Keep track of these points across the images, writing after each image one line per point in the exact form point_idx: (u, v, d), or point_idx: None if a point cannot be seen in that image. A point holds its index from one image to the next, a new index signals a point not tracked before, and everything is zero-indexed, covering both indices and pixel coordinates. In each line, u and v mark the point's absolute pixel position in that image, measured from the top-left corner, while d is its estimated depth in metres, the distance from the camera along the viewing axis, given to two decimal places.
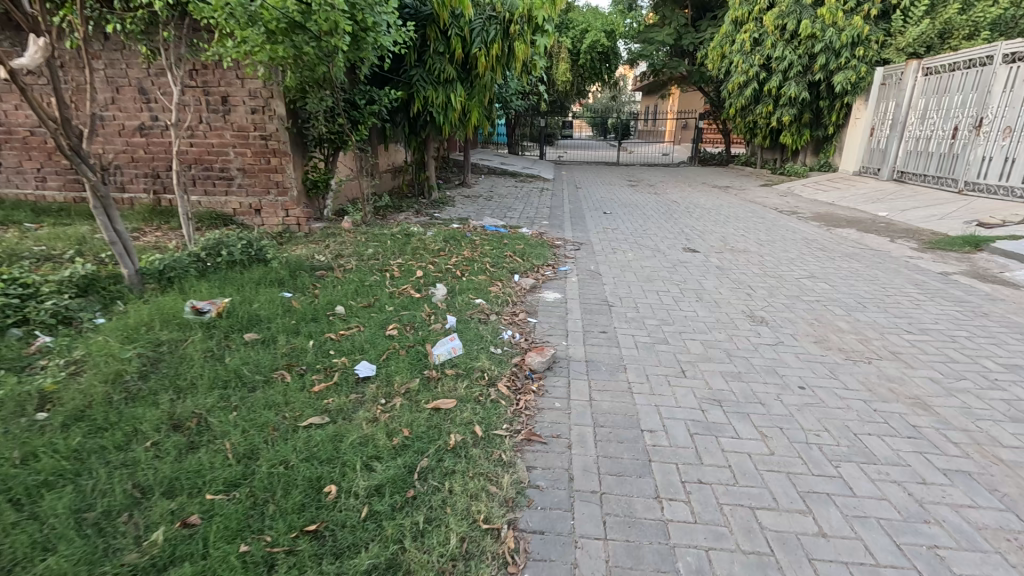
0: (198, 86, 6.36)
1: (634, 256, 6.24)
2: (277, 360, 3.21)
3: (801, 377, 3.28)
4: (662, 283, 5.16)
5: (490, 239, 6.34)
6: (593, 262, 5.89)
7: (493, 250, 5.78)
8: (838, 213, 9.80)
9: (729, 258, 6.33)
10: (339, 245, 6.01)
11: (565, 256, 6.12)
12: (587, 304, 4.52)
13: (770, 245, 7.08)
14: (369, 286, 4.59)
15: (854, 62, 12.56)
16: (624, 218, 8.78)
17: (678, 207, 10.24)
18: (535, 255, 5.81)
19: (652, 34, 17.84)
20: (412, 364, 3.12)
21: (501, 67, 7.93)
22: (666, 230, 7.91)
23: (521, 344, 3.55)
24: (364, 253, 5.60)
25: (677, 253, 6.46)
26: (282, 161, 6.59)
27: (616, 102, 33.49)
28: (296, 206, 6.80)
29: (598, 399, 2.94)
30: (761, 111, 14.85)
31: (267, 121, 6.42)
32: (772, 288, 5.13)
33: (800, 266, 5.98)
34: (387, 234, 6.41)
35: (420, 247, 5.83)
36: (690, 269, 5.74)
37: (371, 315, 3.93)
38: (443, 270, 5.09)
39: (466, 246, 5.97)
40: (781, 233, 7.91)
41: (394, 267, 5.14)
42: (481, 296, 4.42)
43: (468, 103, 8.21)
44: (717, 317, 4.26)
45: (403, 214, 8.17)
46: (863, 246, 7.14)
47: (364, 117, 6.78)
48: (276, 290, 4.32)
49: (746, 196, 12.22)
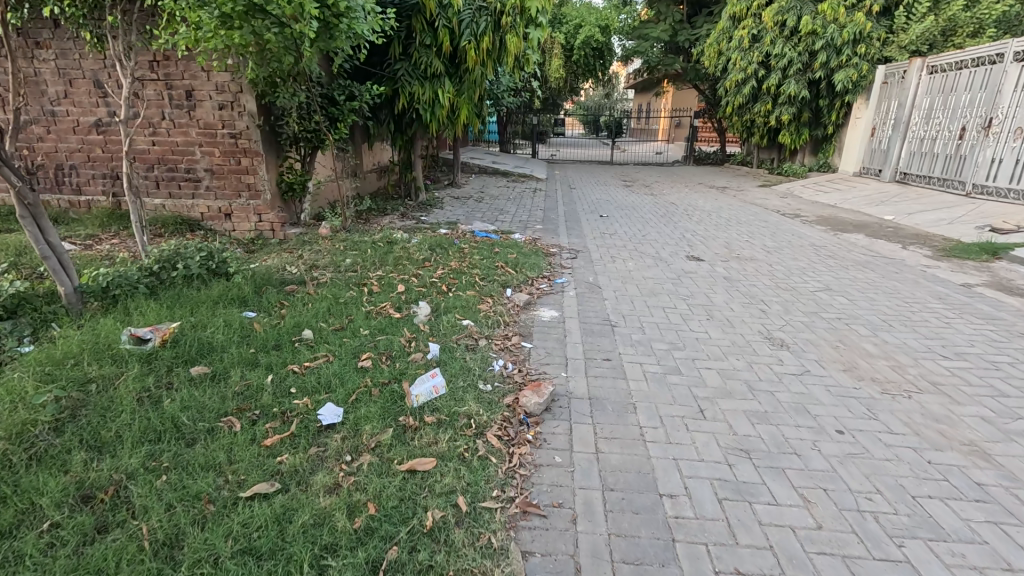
0: (159, 79, 5.81)
1: (635, 265, 5.79)
2: (226, 401, 2.72)
3: (837, 418, 2.84)
4: (668, 298, 4.71)
5: (480, 247, 5.86)
6: (591, 273, 5.43)
7: (483, 261, 5.30)
8: (842, 216, 9.44)
9: (736, 268, 5.91)
10: (314, 254, 5.51)
11: (561, 266, 5.66)
12: (588, 324, 4.06)
13: (778, 252, 6.67)
14: (344, 304, 4.10)
15: (856, 60, 12.22)
16: (622, 222, 8.34)
17: (677, 209, 9.82)
18: (529, 265, 5.33)
19: (647, 30, 17.41)
20: (385, 408, 2.64)
21: (493, 61, 7.44)
22: (666, 235, 7.47)
23: (514, 378, 3.08)
24: (341, 264, 5.10)
25: (680, 262, 6.03)
26: (254, 161, 6.06)
27: (608, 99, 33.03)
28: (270, 210, 6.28)
29: (606, 451, 2.48)
30: (758, 110, 14.46)
31: (236, 117, 5.88)
32: (787, 304, 4.70)
33: (813, 277, 5.57)
34: (368, 241, 5.91)
35: (404, 257, 5.34)
36: (696, 281, 5.29)
37: (343, 341, 3.45)
38: (427, 284, 4.60)
39: (454, 255, 5.49)
40: (787, 239, 7.51)
41: (373, 281, 4.64)
42: (469, 316, 3.94)
43: (457, 99, 7.71)
44: (732, 341, 3.82)
45: (388, 218, 7.65)
46: (875, 253, 6.76)
47: (344, 114, 6.26)
48: (237, 311, 3.82)
49: (746, 198, 11.84)
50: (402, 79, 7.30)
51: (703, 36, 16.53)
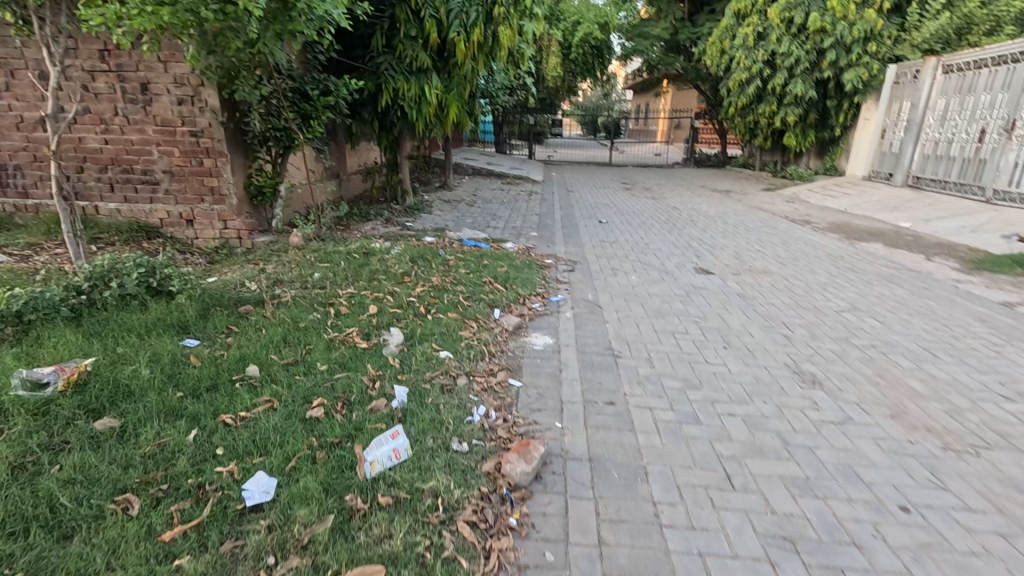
0: (111, 70, 5.21)
1: (639, 279, 5.23)
2: (129, 470, 2.14)
3: (897, 488, 2.29)
4: (678, 320, 4.15)
5: (467, 258, 5.28)
6: (591, 290, 4.86)
7: (469, 276, 4.72)
8: (855, 222, 8.90)
9: (751, 283, 5.35)
10: (280, 266, 4.93)
11: (557, 280, 5.08)
12: (587, 355, 3.49)
13: (794, 264, 6.12)
14: (304, 331, 3.52)
15: (866, 59, 11.69)
16: (624, 229, 7.78)
17: (680, 215, 9.27)
18: (521, 281, 4.76)
19: (647, 28, 16.88)
20: (329, 483, 2.07)
21: (484, 55, 6.89)
22: (671, 244, 6.90)
23: (497, 433, 2.51)
24: (308, 280, 4.52)
25: (688, 275, 5.46)
26: (218, 162, 5.47)
27: (607, 99, 32.48)
28: (237, 216, 5.69)
29: (612, 544, 1.92)
30: (763, 110, 13.90)
31: (197, 113, 5.29)
32: (812, 328, 4.14)
33: (836, 295, 5.02)
34: (342, 251, 5.33)
35: (380, 271, 4.76)
36: (708, 299, 4.73)
37: (293, 381, 2.86)
38: (402, 304, 4.02)
39: (437, 268, 4.92)
40: (800, 248, 6.96)
41: (341, 301, 4.06)
42: (448, 346, 3.37)
43: (445, 96, 7.13)
44: (755, 376, 3.27)
45: (370, 224, 7.08)
46: (897, 266, 6.21)
47: (319, 111, 5.65)
48: (174, 341, 3.24)
49: (752, 202, 11.30)
50: (386, 74, 6.71)
51: (706, 35, 16.01)
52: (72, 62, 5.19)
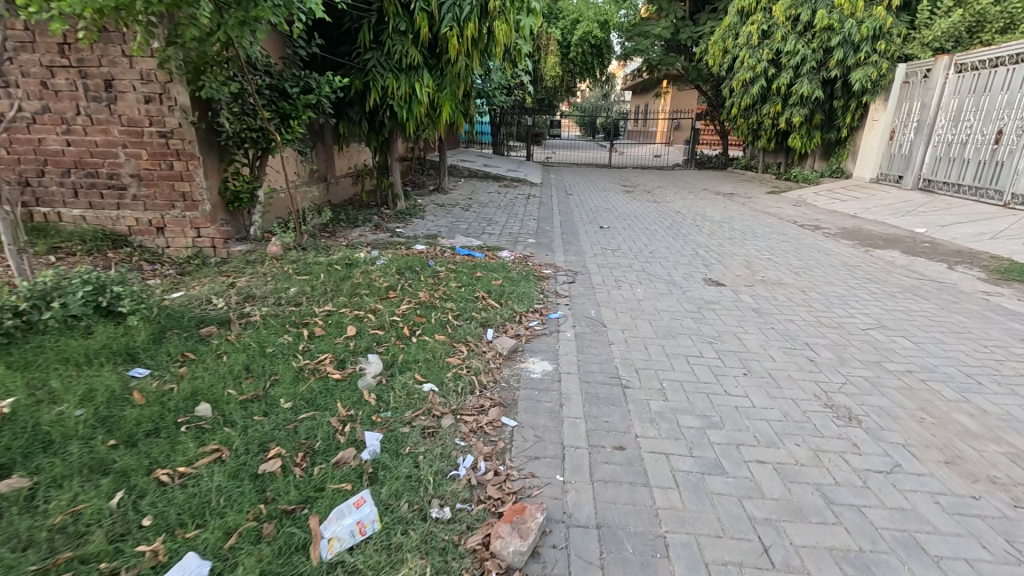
0: (71, 65, 4.80)
1: (645, 293, 4.82)
2: (26, 552, 1.72)
3: (970, 564, 1.89)
4: (690, 342, 3.74)
5: (459, 270, 4.88)
6: (592, 305, 4.45)
7: (460, 290, 4.31)
8: (867, 228, 8.52)
9: (765, 296, 4.96)
10: (254, 280, 4.52)
11: (555, 294, 4.68)
12: (591, 386, 3.08)
13: (809, 275, 5.72)
14: (271, 358, 3.12)
15: (875, 58, 11.32)
16: (626, 236, 7.38)
17: (684, 220, 8.88)
18: (518, 295, 4.34)
19: (648, 27, 16.50)
20: (274, 570, 1.67)
21: (478, 51, 6.51)
22: (677, 252, 6.50)
23: (486, 493, 2.11)
24: (283, 296, 4.11)
25: (698, 288, 5.06)
26: (189, 165, 5.05)
27: (606, 100, 32.14)
28: (210, 223, 5.27)
29: None
30: (767, 111, 13.53)
31: (166, 112, 4.88)
32: (838, 349, 3.75)
33: (859, 310, 4.61)
34: (324, 261, 4.93)
35: (362, 284, 4.36)
36: (721, 315, 4.33)
37: (250, 425, 2.46)
38: (384, 324, 3.61)
39: (426, 281, 4.52)
40: (813, 256, 6.58)
41: (316, 321, 3.66)
42: (432, 376, 2.96)
43: (438, 95, 6.72)
44: (781, 412, 2.87)
45: (357, 231, 6.67)
46: (919, 276, 5.82)
47: (299, 111, 5.22)
48: (118, 372, 2.83)
49: (757, 206, 10.92)
50: (374, 71, 6.31)
51: (707, 33, 15.65)
52: (30, 57, 4.79)
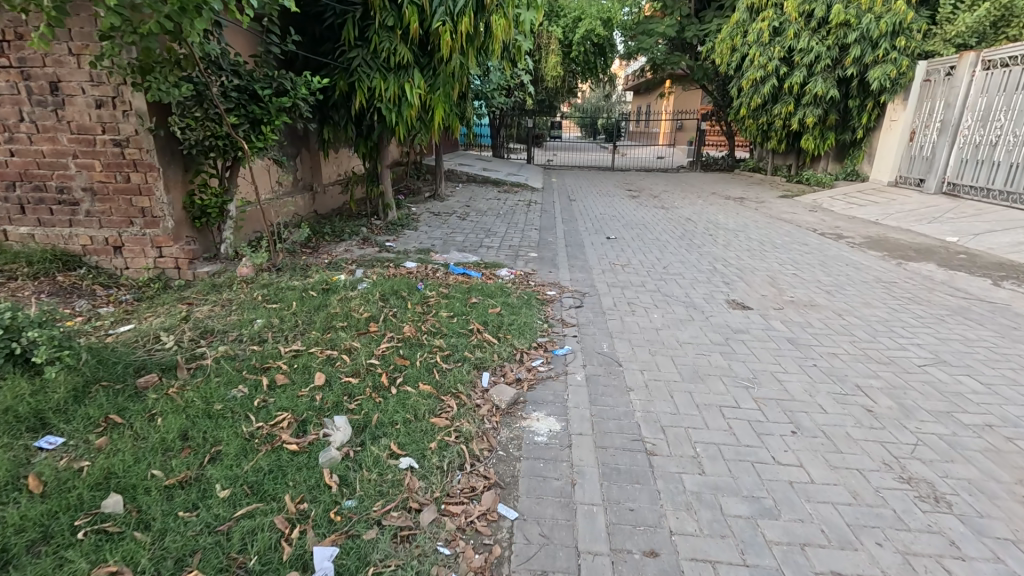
0: (12, 66, 4.24)
1: (663, 321, 4.24)
2: None
3: None
4: (724, 388, 3.16)
5: (451, 294, 4.32)
6: (604, 337, 3.87)
7: (451, 321, 3.74)
8: (893, 236, 7.94)
9: (798, 322, 4.38)
10: (216, 309, 3.95)
11: (561, 322, 4.10)
12: (610, 456, 2.49)
13: (843, 295, 5.14)
14: (217, 421, 2.54)
15: (894, 55, 10.72)
16: (636, 248, 6.82)
17: (696, 228, 8.32)
18: (519, 327, 3.76)
19: (651, 25, 15.99)
20: None
21: (473, 48, 5.97)
22: (693, 268, 5.93)
23: None
24: (245, 331, 3.54)
25: (722, 313, 4.49)
26: (148, 177, 4.48)
27: (607, 101, 31.61)
28: (173, 241, 4.69)
29: None
30: (779, 111, 12.95)
31: (120, 118, 4.31)
32: (898, 395, 3.16)
33: (910, 340, 4.02)
34: (299, 285, 4.37)
35: (338, 316, 3.78)
36: (752, 349, 3.76)
37: (169, 529, 1.88)
38: (359, 370, 3.04)
39: (414, 309, 3.96)
40: (842, 271, 6.00)
41: (279, 366, 3.08)
42: (412, 447, 2.38)
43: (430, 96, 6.14)
44: (849, 491, 2.29)
45: (342, 246, 6.11)
46: (964, 294, 5.24)
47: (272, 115, 4.62)
48: (17, 447, 2.26)
49: (770, 212, 10.34)
50: (360, 71, 5.74)
51: (713, 31, 15.17)
52: None
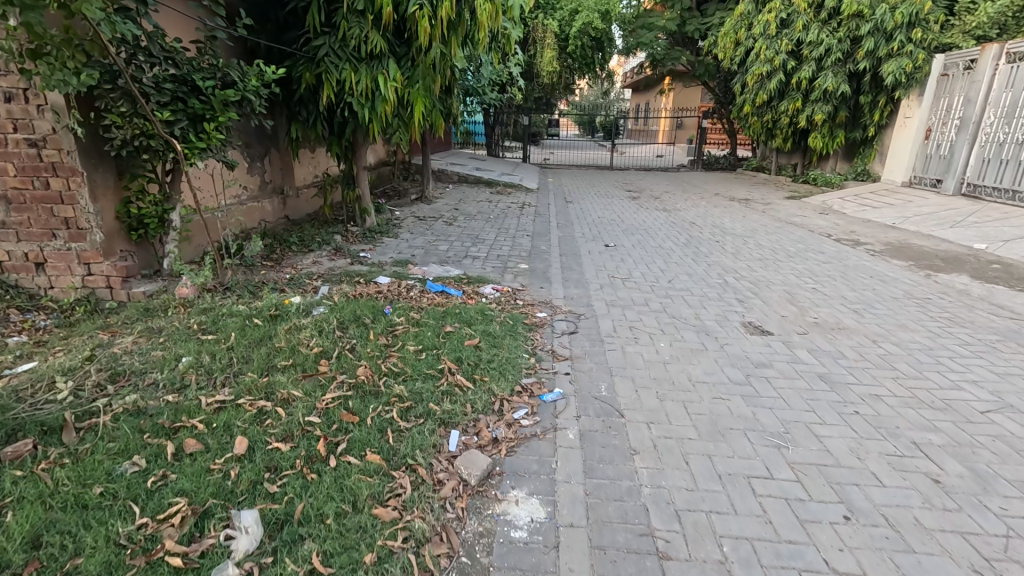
0: None
1: (671, 352, 3.61)
2: None
3: None
4: (750, 449, 2.54)
5: (424, 320, 3.69)
6: (602, 376, 3.24)
7: (419, 359, 3.11)
8: (915, 243, 7.34)
9: (829, 351, 3.76)
10: (139, 342, 3.32)
11: (552, 355, 3.47)
12: (612, 566, 1.86)
13: (873, 315, 4.52)
14: (86, 517, 1.91)
15: (910, 48, 10.07)
16: (637, 258, 6.20)
17: (702, 234, 7.69)
18: (500, 366, 3.12)
19: (651, 19, 15.50)
20: None
21: (456, 38, 5.35)
22: (702, 282, 5.31)
23: None
24: (163, 374, 2.90)
25: (739, 341, 3.86)
26: (70, 183, 3.81)
27: (605, 99, 30.87)
28: (104, 257, 4.03)
29: None
30: (786, 108, 12.34)
31: (34, 114, 3.65)
32: (966, 459, 2.54)
33: (963, 376, 3.40)
34: (246, 309, 3.73)
35: (281, 352, 3.15)
36: (779, 391, 3.14)
37: None
38: (292, 434, 2.40)
39: (376, 341, 3.34)
40: (868, 285, 5.39)
41: (194, 424, 2.45)
42: (341, 560, 1.77)
43: (408, 91, 5.51)
44: None
45: (309, 259, 5.49)
46: (1010, 313, 4.62)
47: (216, 110, 3.98)
48: None
49: (779, 215, 9.74)
50: (327, 62, 5.10)
51: (716, 26, 14.59)
52: None
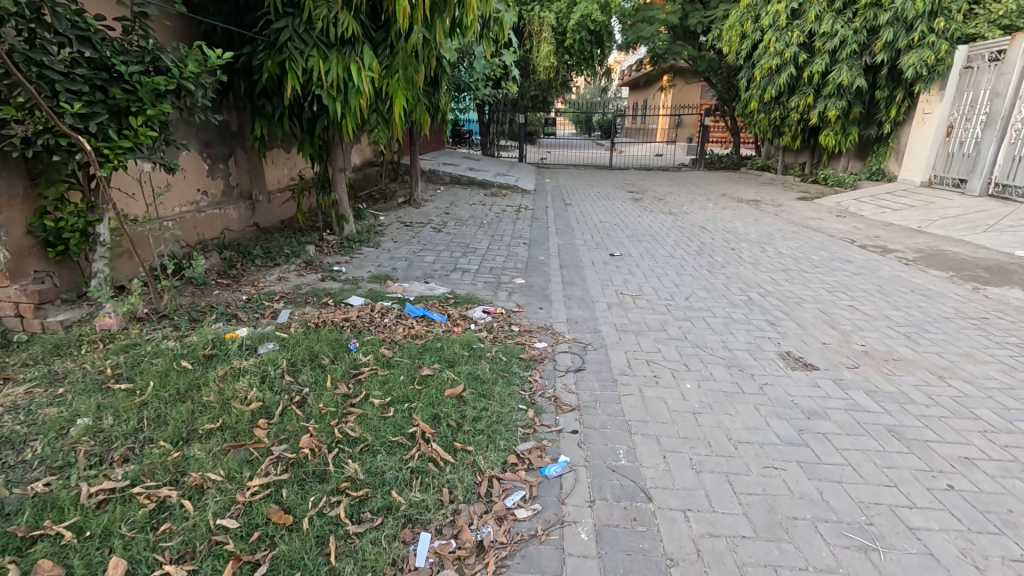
0: None
1: (700, 399, 2.93)
2: None
3: None
4: (827, 555, 1.87)
5: (396, 358, 2.99)
6: (619, 436, 2.55)
7: (384, 419, 2.42)
8: (949, 249, 6.71)
9: (892, 393, 3.08)
10: (31, 393, 2.61)
11: (556, 404, 2.79)
12: None
13: (929, 342, 3.85)
14: None
15: (932, 38, 9.41)
16: (646, 269, 5.54)
17: (714, 241, 7.04)
18: (489, 427, 2.43)
19: (652, 11, 14.67)
20: None
21: (442, 21, 4.65)
22: (724, 299, 4.63)
23: None
24: (44, 446, 2.20)
25: (782, 380, 3.18)
26: None
27: (603, 98, 30.22)
28: (10, 281, 3.32)
29: None
30: (796, 104, 11.73)
31: None
32: None
33: None
34: (177, 345, 3.02)
35: (207, 410, 2.45)
36: (845, 455, 2.46)
37: None
38: (192, 552, 1.70)
39: (332, 392, 2.64)
40: (912, 302, 4.73)
41: (60, 531, 1.76)
42: None
43: (387, 82, 4.81)
44: None
45: (274, 274, 4.79)
46: None
47: (144, 101, 3.27)
48: None
49: (793, 218, 9.11)
50: (290, 48, 4.40)
51: (720, 18, 13.97)
52: None
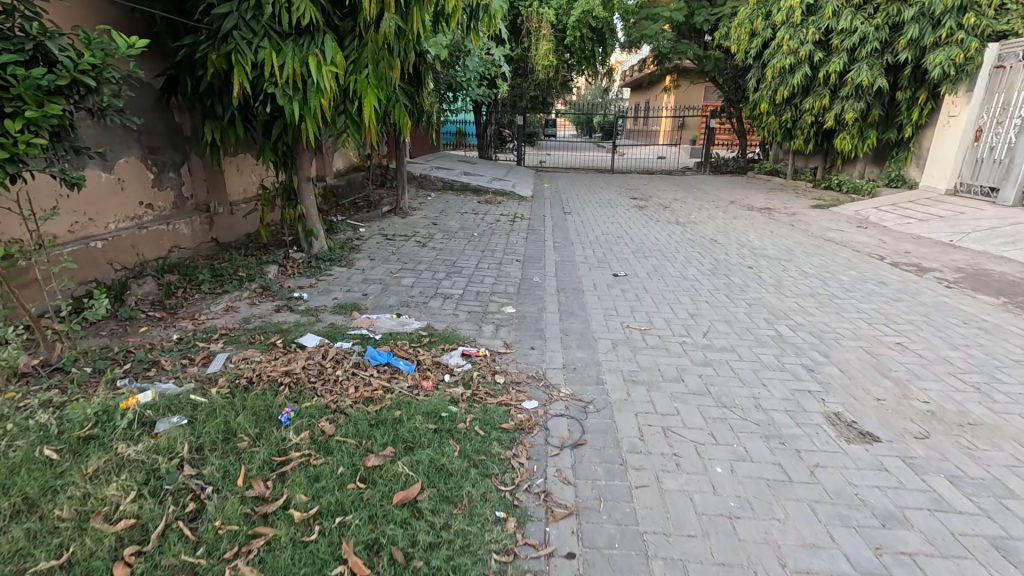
0: None
1: (737, 495, 2.22)
2: None
3: None
4: None
5: (337, 438, 2.28)
6: (631, 563, 1.85)
7: (301, 551, 1.72)
8: (992, 268, 6.01)
9: (985, 481, 2.36)
10: None
11: (545, 504, 2.09)
12: None
13: (1008, 397, 3.14)
14: None
15: (961, 35, 8.69)
16: (654, 294, 4.82)
17: (729, 257, 6.34)
18: (449, 561, 1.73)
19: (657, 8, 14.01)
20: None
21: (420, 7, 3.91)
22: (750, 336, 3.92)
23: None
24: None
25: (839, 462, 2.46)
26: None
27: (604, 99, 29.61)
28: None
29: None
30: (811, 105, 11.02)
31: None
32: None
33: None
34: (47, 418, 2.28)
35: (51, 538, 1.73)
36: None
37: None
38: None
39: (241, 499, 1.93)
40: (970, 339, 4.01)
41: None
42: None
43: (354, 79, 4.09)
44: None
45: (220, 302, 4.08)
46: None
47: (24, 100, 2.52)
48: None
49: (811, 228, 8.43)
50: (235, 37, 3.68)
51: (729, 15, 13.29)
52: None
